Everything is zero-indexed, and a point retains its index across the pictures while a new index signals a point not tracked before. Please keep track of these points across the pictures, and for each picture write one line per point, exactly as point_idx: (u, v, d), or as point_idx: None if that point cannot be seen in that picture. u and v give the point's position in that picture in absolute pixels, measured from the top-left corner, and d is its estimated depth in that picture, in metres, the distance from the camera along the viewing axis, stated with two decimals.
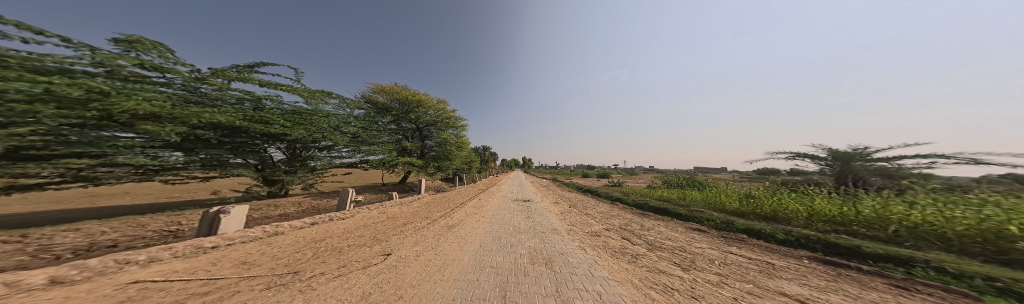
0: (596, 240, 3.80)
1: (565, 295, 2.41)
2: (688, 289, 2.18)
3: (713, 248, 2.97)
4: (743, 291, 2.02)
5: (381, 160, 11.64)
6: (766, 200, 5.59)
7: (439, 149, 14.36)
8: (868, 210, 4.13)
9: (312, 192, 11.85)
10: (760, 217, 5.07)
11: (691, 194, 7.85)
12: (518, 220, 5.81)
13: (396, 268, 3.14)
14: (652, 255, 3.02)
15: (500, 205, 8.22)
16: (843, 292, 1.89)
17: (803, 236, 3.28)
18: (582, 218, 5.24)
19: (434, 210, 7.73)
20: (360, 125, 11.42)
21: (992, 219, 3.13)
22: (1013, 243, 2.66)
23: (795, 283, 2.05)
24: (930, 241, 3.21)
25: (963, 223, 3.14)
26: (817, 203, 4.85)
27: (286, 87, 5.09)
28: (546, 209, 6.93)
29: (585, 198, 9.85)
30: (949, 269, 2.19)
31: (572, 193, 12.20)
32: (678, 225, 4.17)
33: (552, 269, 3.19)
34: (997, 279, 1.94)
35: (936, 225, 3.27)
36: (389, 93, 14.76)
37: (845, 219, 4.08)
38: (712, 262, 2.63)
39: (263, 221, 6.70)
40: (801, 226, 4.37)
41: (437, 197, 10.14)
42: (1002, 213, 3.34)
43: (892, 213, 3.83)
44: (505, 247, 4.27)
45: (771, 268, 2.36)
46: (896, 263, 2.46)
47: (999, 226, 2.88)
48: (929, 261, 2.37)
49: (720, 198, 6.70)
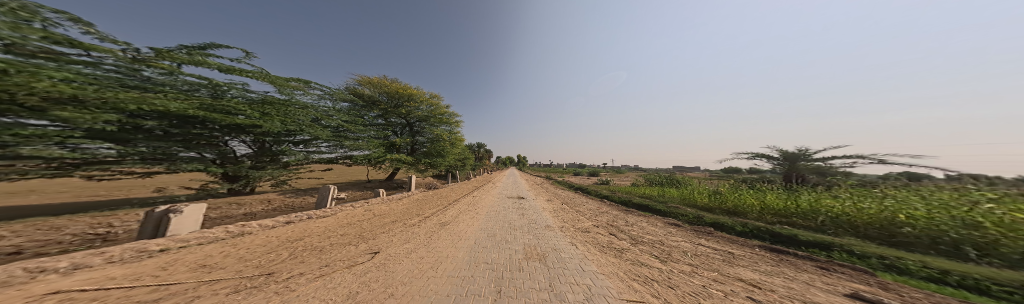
0: (586, 236, 4.10)
1: (558, 289, 2.60)
2: (665, 279, 2.52)
3: (686, 241, 3.39)
4: (710, 279, 2.38)
5: (367, 156, 11.01)
6: (730, 196, 6.38)
7: (431, 145, 13.85)
8: (805, 203, 4.94)
9: (284, 189, 10.90)
10: (724, 211, 5.81)
11: (670, 191, 8.65)
12: (512, 217, 6.02)
13: (384, 267, 3.11)
14: (636, 249, 3.36)
15: (494, 202, 8.33)
16: (784, 274, 2.31)
17: (754, 227, 3.88)
18: (575, 215, 5.57)
19: (426, 207, 7.63)
20: (346, 119, 11.03)
21: (888, 210, 3.96)
22: (898, 228, 3.46)
23: (750, 269, 2.46)
24: (844, 228, 3.98)
25: (869, 213, 3.94)
26: (768, 198, 5.67)
27: (253, 73, 4.42)
28: (540, 206, 7.21)
29: (576, 195, 10.34)
30: (856, 252, 2.78)
31: (565, 190, 12.69)
32: (658, 220, 4.65)
33: (546, 265, 3.39)
34: (885, 257, 2.54)
35: (850, 215, 4.05)
36: (377, 86, 14.00)
37: (788, 212, 4.83)
38: (687, 254, 3.01)
39: (222, 222, 6.05)
40: (755, 219, 5.11)
41: (428, 195, 9.95)
42: (895, 204, 4.25)
43: (821, 206, 4.63)
44: (499, 243, 4.42)
45: (732, 257, 2.78)
46: (821, 248, 3.03)
47: (892, 215, 3.67)
48: (843, 245, 2.96)
49: (693, 194, 7.49)
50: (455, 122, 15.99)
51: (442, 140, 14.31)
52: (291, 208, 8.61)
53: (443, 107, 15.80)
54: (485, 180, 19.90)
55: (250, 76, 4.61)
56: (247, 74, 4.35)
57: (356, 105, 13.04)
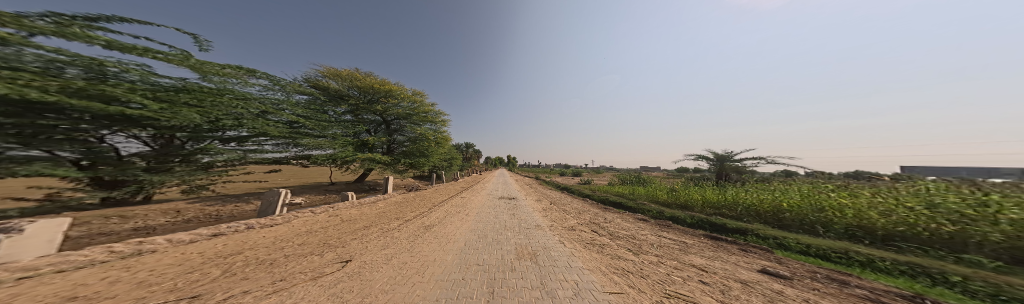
0: (572, 233, 4.56)
1: (549, 286, 2.86)
2: (641, 270, 3.02)
3: (652, 234, 4.10)
4: (672, 267, 3.00)
5: (330, 156, 9.73)
6: (683, 192, 7.79)
7: (412, 145, 13.13)
8: (731, 196, 6.43)
9: (205, 196, 8.63)
10: (678, 205, 7.11)
11: (638, 189, 10.02)
12: (502, 217, 6.21)
13: (358, 275, 2.60)
14: (614, 244, 3.91)
15: (482, 203, 8.35)
16: (720, 258, 3.07)
17: (700, 218, 4.94)
18: (562, 214, 6.07)
19: (406, 210, 7.13)
20: (308, 115, 9.53)
21: (781, 199, 5.48)
22: (780, 215, 4.98)
23: (698, 256, 3.18)
24: (752, 215, 5.39)
25: (767, 204, 5.39)
26: (707, 193, 7.12)
27: (164, 55, 3.29)
28: (529, 206, 7.56)
29: (562, 195, 11.12)
30: (760, 235, 3.84)
31: (554, 190, 13.53)
32: (630, 216, 5.45)
33: (539, 265, 3.62)
34: (778, 238, 3.61)
35: (757, 205, 5.51)
36: (349, 80, 12.52)
37: (719, 204, 6.23)
38: (654, 245, 3.67)
39: (97, 236, 4.34)
40: (698, 211, 6.42)
41: (408, 197, 9.32)
42: (784, 194, 5.90)
43: (740, 198, 6.12)
44: (491, 244, 4.51)
45: (686, 246, 3.52)
46: (740, 233, 4.07)
47: (780, 204, 5.18)
48: (752, 230, 4.05)
49: (655, 191, 8.85)
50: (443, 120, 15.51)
51: (426, 139, 13.63)
52: (215, 219, 6.82)
53: (425, 104, 14.89)
54: (468, 181, 19.45)
55: (159, 57, 3.42)
56: (155, 56, 3.23)
57: (319, 97, 11.28)
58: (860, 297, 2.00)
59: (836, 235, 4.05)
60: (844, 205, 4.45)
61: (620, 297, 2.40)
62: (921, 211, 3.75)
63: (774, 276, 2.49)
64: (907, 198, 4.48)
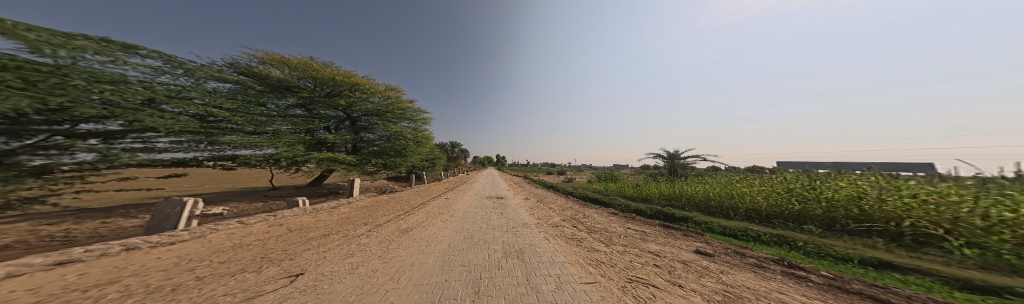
0: (555, 230, 4.91)
1: (534, 282, 2.95)
2: (612, 261, 3.45)
3: (620, 226, 4.73)
4: (635, 254, 3.53)
5: (270, 155, 8.01)
6: (645, 187, 9.15)
7: (385, 144, 12.11)
8: (679, 188, 7.88)
9: (57, 213, 6.11)
10: (641, 198, 8.34)
11: (610, 185, 11.30)
12: (486, 217, 6.23)
13: (314, 289, 1.85)
14: (590, 237, 4.38)
15: (466, 203, 8.21)
16: (669, 243, 3.76)
17: (656, 210, 5.91)
18: (546, 213, 6.46)
19: (378, 214, 6.45)
20: (238, 108, 7.50)
21: (711, 189, 7.00)
22: (706, 203, 6.40)
23: (655, 243, 3.82)
24: (689, 204, 6.77)
25: (700, 193, 6.84)
26: (662, 187, 8.55)
27: None
28: (515, 206, 7.76)
29: (547, 193, 11.78)
30: (696, 221, 4.84)
31: (537, 189, 14.16)
32: (604, 211, 6.14)
33: (525, 262, 3.72)
34: (705, 222, 4.66)
35: (692, 194, 6.96)
36: (299, 66, 10.36)
37: (668, 196, 7.57)
38: (621, 236, 4.25)
39: None
40: (654, 203, 7.69)
41: (380, 200, 8.44)
42: (713, 185, 7.54)
43: (683, 189, 7.59)
44: (478, 244, 4.40)
45: (645, 235, 4.19)
46: (682, 220, 5.07)
47: (708, 193, 6.64)
48: (688, 217, 5.09)
49: (624, 187, 10.17)
50: (420, 118, 14.64)
51: (403, 138, 12.75)
52: (73, 239, 4.86)
53: (399, 100, 13.65)
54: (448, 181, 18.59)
55: None
56: None
57: (257, 88, 9.01)
58: (752, 263, 2.74)
59: (740, 217, 5.38)
60: (744, 192, 6.02)
61: (593, 286, 2.72)
62: (785, 194, 5.33)
63: (703, 255, 3.21)
64: (778, 184, 6.34)
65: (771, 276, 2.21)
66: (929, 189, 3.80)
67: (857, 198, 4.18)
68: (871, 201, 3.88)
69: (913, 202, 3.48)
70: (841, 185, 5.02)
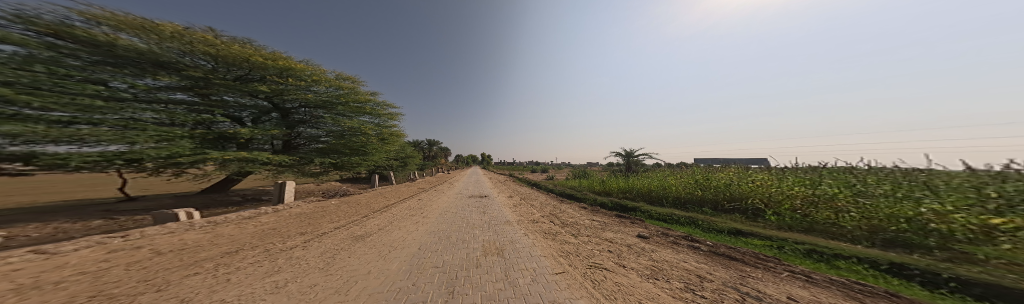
0: (531, 228, 5.05)
1: (512, 276, 2.82)
2: (582, 252, 3.68)
3: (587, 220, 5.19)
4: (597, 243, 3.93)
5: (114, 155, 5.58)
6: (607, 181, 10.36)
7: (338, 140, 10.41)
8: (633, 181, 9.20)
9: None
10: (604, 192, 9.38)
11: (580, 182, 12.32)
12: (462, 217, 5.98)
13: None
14: (563, 232, 4.66)
15: (440, 203, 7.71)
16: (621, 230, 4.34)
17: (615, 202, 6.79)
18: (528, 212, 6.81)
19: (323, 221, 5.43)
20: (24, 80, 4.52)
21: (656, 181, 8.42)
22: (648, 193, 7.69)
23: (612, 231, 4.32)
24: (638, 195, 8.00)
25: (648, 184, 8.17)
26: (621, 181, 9.82)
27: None
28: (495, 206, 7.82)
29: (529, 190, 12.17)
30: (640, 209, 5.78)
31: (513, 187, 14.33)
32: (577, 206, 7.23)
33: (502, 257, 3.60)
34: (645, 210, 5.65)
35: (641, 186, 8.26)
36: (176, 34, 6.84)
37: (624, 188, 8.77)
38: (587, 228, 4.71)
39: None
40: (614, 195, 8.80)
41: (328, 205, 7.08)
42: (657, 178, 9.11)
43: (635, 182, 8.91)
44: (454, 242, 4.05)
45: (605, 225, 4.71)
46: (630, 210, 5.99)
47: (653, 184, 7.99)
48: (635, 207, 6.02)
49: (591, 182, 11.27)
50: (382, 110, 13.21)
51: (363, 134, 11.14)
52: None
53: (354, 91, 11.75)
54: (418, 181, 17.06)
55: None
56: None
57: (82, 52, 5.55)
58: (673, 241, 3.41)
59: (670, 203, 6.66)
60: (675, 182, 7.51)
61: (562, 276, 2.86)
62: (698, 181, 6.88)
63: (644, 237, 3.80)
64: (697, 173, 8.17)
65: (682, 249, 2.82)
66: (758, 178, 5.86)
67: (742, 183, 5.72)
68: (734, 186, 5.72)
69: (770, 189, 4.99)
70: (731, 174, 6.86)
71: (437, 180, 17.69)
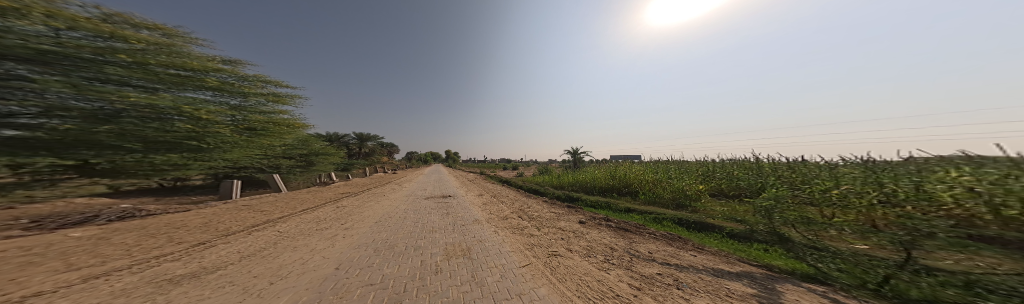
0: (496, 225, 4.92)
1: (479, 275, 2.55)
2: (544, 242, 3.82)
3: (549, 214, 5.58)
4: (558, 230, 4.23)
5: None
6: (561, 176, 11.51)
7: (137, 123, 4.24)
8: (581, 175, 10.53)
9: None
10: (558, 186, 10.38)
11: (538, 179, 13.16)
12: (414, 222, 5.17)
13: None
14: (529, 226, 4.78)
15: (388, 208, 6.56)
16: (571, 219, 4.90)
17: (567, 194, 8.05)
18: (498, 208, 6.79)
19: (183, 229, 3.64)
20: None
21: (598, 172, 9.97)
22: (592, 184, 8.94)
23: (570, 221, 4.81)
24: (582, 186, 9.25)
25: (591, 176, 9.59)
26: (571, 175, 11.10)
27: None
28: (458, 205, 7.29)
29: (490, 188, 12.07)
30: (587, 202, 6.75)
31: (472, 185, 13.89)
32: (539, 201, 7.80)
33: (465, 258, 3.24)
34: (590, 203, 6.65)
35: (585, 178, 9.60)
36: None
37: (573, 181, 9.97)
38: (547, 220, 5.08)
39: None
40: (566, 187, 9.88)
41: (186, 215, 4.73)
42: (598, 170, 10.80)
43: (583, 175, 10.21)
44: (398, 252, 3.32)
45: (561, 216, 5.24)
46: (579, 202, 6.89)
47: (596, 175, 9.40)
48: (583, 200, 6.96)
49: (547, 179, 12.22)
50: (235, 77, 6.85)
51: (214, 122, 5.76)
52: None
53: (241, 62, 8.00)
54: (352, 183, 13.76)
55: None
56: None
57: None
58: (618, 229, 4.04)
59: (608, 193, 8.07)
60: (610, 172, 9.12)
61: (528, 269, 2.86)
62: (625, 171, 8.58)
63: (595, 225, 4.29)
64: (625, 165, 10.23)
65: (631, 241, 3.37)
66: (649, 170, 8.20)
67: (652, 175, 7.72)
68: (647, 178, 7.47)
69: (667, 181, 6.84)
70: (646, 166, 8.96)
71: (380, 182, 14.88)
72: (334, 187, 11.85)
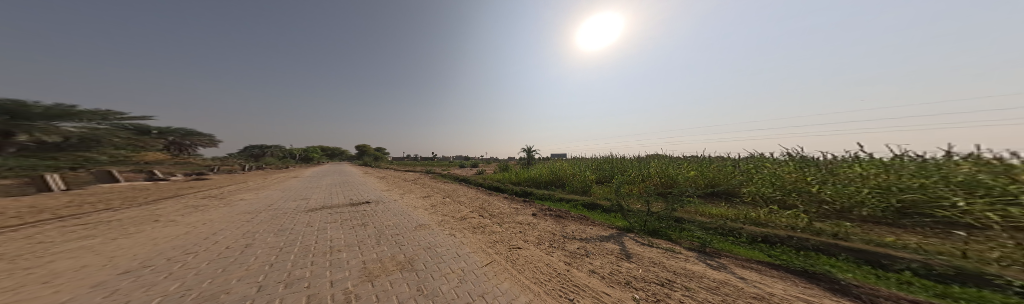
0: (456, 223, 4.92)
1: (430, 286, 1.65)
2: (504, 238, 4.02)
3: (507, 211, 6.18)
4: (516, 224, 4.87)
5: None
6: (516, 173, 12.44)
7: None
8: (536, 169, 11.82)
9: None
10: (514, 181, 11.21)
11: (494, 176, 13.52)
12: (312, 237, 3.61)
13: None
14: (489, 221, 5.15)
15: (284, 223, 4.59)
16: (522, 215, 5.74)
17: (522, 190, 9.02)
18: (454, 207, 6.64)
19: None
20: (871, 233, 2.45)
21: (549, 165, 11.55)
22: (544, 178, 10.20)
23: (524, 216, 5.63)
24: (535, 180, 10.36)
25: (543, 169, 11.00)
26: (526, 171, 12.22)
27: None
28: (393, 211, 6.12)
29: (441, 187, 11.23)
30: (537, 197, 7.93)
31: (418, 185, 12.39)
32: (497, 197, 8.25)
33: (401, 273, 2.07)
34: (540, 196, 7.87)
35: (538, 171, 10.82)
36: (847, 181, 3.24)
37: (528, 175, 10.94)
38: (506, 216, 5.67)
39: None
40: (521, 182, 10.86)
41: None
42: (549, 164, 12.45)
43: (537, 169, 11.46)
44: (288, 279, 1.78)
45: (517, 212, 5.99)
46: (531, 198, 7.93)
47: (548, 168, 10.85)
48: (535, 196, 8.06)
49: (503, 176, 12.87)
50: None
51: None
52: None
53: None
54: (146, 198, 7.57)
55: None
56: None
57: None
58: (556, 219, 5.20)
59: (555, 183, 9.55)
60: (558, 166, 10.82)
61: (492, 266, 2.64)
62: (570, 166, 10.52)
63: (544, 218, 5.29)
64: (569, 159, 12.37)
65: (568, 225, 4.57)
66: (586, 165, 10.49)
67: (587, 168, 9.94)
68: (585, 171, 9.56)
69: (596, 175, 9.11)
70: (585, 162, 11.31)
71: (230, 192, 9.30)
72: (61, 208, 5.74)
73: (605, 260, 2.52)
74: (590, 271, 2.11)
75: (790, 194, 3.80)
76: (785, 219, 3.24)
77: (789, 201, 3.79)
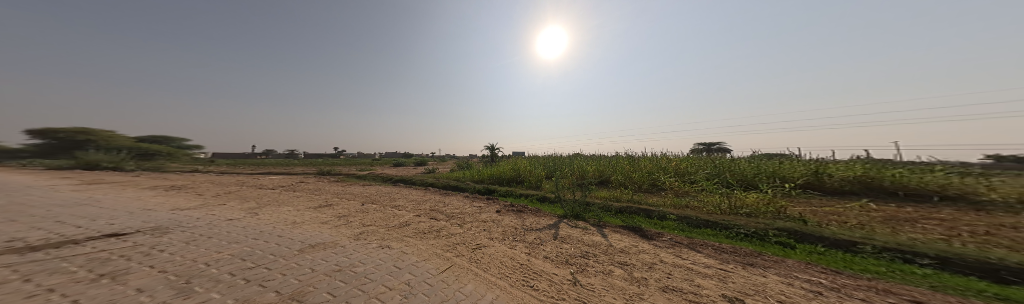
0: (408, 229, 4.57)
1: None
2: (464, 239, 4.14)
3: (467, 211, 6.30)
4: (478, 224, 5.20)
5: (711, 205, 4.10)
6: (477, 171, 12.45)
7: None
8: (498, 167, 12.41)
9: None
10: (475, 180, 11.22)
11: (451, 175, 12.80)
12: (160, 248, 2.33)
13: None
14: (449, 224, 5.13)
15: (74, 234, 2.82)
16: (483, 213, 6.12)
17: (484, 187, 9.29)
18: (403, 212, 5.99)
19: None
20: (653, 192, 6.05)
21: (511, 163, 12.48)
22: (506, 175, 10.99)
23: (485, 214, 6.00)
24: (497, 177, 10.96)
25: (505, 167, 11.77)
26: (488, 169, 12.54)
27: None
28: (290, 221, 4.48)
29: (381, 191, 9.43)
30: (498, 193, 8.56)
31: (346, 189, 9.80)
32: (457, 198, 8.04)
33: None
34: (500, 193, 8.56)
35: (501, 169, 11.48)
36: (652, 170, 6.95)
37: (491, 173, 11.37)
38: (468, 216, 5.80)
39: None
40: (483, 180, 11.08)
41: None
42: (511, 161, 13.39)
43: (499, 167, 12.08)
44: (170, 284, 1.34)
45: (479, 212, 6.23)
46: (493, 195, 8.43)
47: (511, 165, 11.75)
48: (497, 193, 8.64)
49: (463, 174, 12.51)
50: None
51: None
52: None
53: None
54: None
55: None
56: None
57: None
58: (514, 214, 6.01)
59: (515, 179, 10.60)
60: (519, 163, 11.99)
61: (451, 272, 2.31)
62: (529, 163, 11.92)
63: (504, 215, 5.96)
64: (529, 157, 13.90)
65: (525, 219, 5.50)
66: (541, 163, 12.25)
67: (542, 166, 11.65)
68: (542, 168, 11.25)
69: (550, 172, 10.97)
70: (541, 160, 13.14)
71: None
72: None
73: (553, 244, 3.55)
74: (545, 258, 2.93)
75: (626, 178, 7.05)
76: (628, 195, 5.79)
77: (625, 180, 7.00)
